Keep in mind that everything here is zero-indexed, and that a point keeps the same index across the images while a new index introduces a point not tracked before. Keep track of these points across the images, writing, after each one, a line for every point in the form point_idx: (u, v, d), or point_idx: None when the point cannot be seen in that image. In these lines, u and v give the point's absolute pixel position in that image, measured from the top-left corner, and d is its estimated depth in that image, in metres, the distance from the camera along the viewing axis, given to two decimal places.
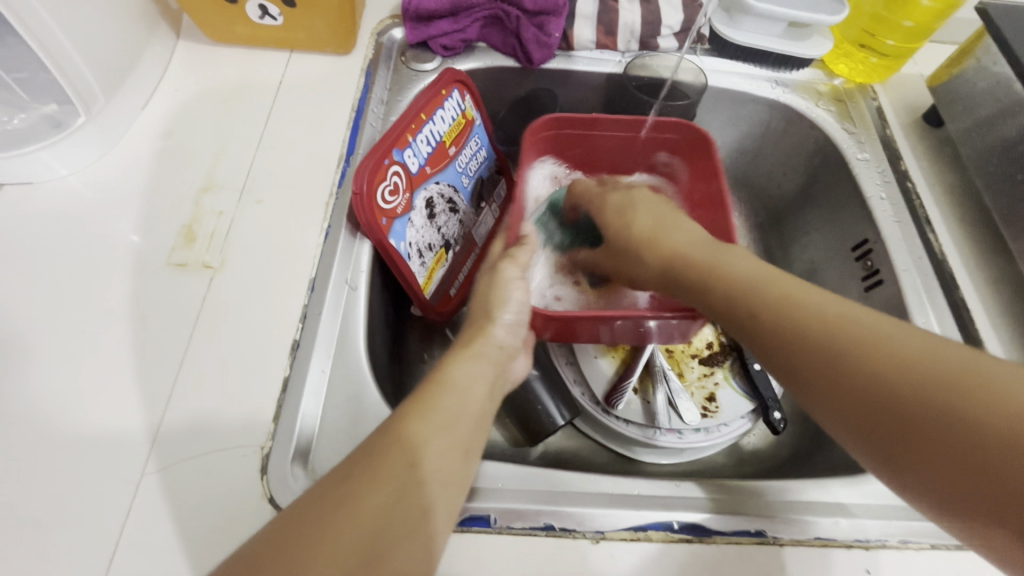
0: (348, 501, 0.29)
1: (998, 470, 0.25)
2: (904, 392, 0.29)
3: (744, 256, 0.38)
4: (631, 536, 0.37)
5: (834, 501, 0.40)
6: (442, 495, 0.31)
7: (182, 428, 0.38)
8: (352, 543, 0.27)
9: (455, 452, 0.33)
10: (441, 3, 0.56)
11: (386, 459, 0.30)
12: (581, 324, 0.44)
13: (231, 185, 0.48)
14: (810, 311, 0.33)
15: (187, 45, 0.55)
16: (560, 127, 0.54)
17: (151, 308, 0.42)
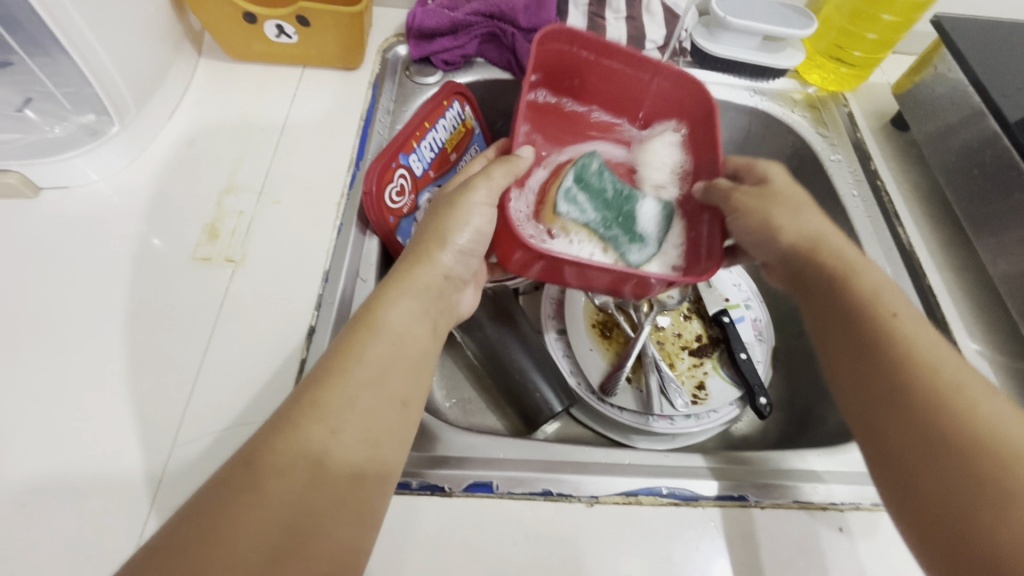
0: (289, 436, 0.31)
1: (952, 474, 0.30)
2: (911, 398, 0.33)
3: (874, 269, 0.40)
4: (623, 500, 0.40)
5: (813, 469, 0.44)
6: (367, 452, 0.33)
7: (209, 405, 0.41)
8: (279, 508, 0.30)
9: (381, 408, 0.35)
10: (441, 21, 0.61)
11: (300, 429, 0.32)
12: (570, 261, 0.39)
13: (250, 188, 0.51)
14: (884, 314, 0.37)
15: (208, 62, 0.60)
16: (568, 43, 0.48)
17: (178, 298, 0.45)
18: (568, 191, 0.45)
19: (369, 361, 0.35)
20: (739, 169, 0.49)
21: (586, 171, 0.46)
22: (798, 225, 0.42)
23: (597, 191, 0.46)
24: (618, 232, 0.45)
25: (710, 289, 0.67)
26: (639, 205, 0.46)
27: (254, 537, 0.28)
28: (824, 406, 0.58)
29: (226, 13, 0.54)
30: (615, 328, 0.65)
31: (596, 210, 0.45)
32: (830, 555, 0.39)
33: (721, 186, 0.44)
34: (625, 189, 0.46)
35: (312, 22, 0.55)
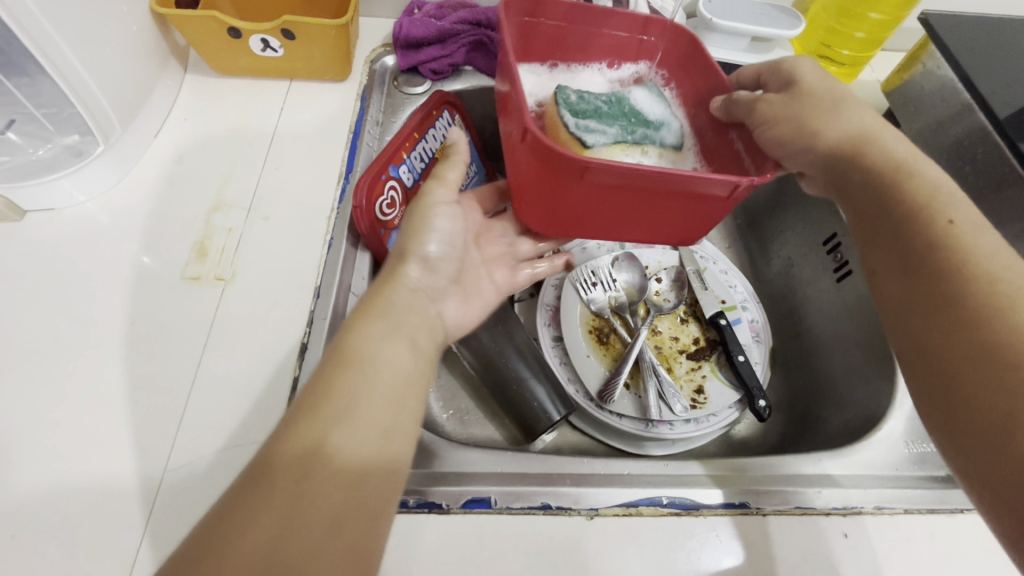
0: (267, 475, 0.30)
1: (992, 379, 0.31)
2: (959, 297, 0.34)
3: (934, 169, 0.40)
4: (623, 511, 0.39)
5: (828, 473, 0.44)
6: (349, 492, 0.31)
7: (201, 427, 0.40)
8: (250, 562, 0.27)
9: (368, 438, 0.33)
10: (429, 31, 0.61)
11: (275, 469, 0.30)
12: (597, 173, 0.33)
13: (239, 205, 0.51)
14: (939, 220, 0.37)
15: (195, 78, 0.59)
16: (534, 16, 0.43)
17: (167, 319, 0.45)
18: (581, 126, 0.38)
19: (350, 381, 0.34)
20: (761, 74, 0.46)
21: (568, 100, 0.39)
22: (839, 129, 0.41)
23: (595, 110, 0.39)
24: (642, 134, 0.40)
25: (706, 291, 0.66)
26: (632, 102, 0.42)
27: (249, 570, 0.27)
28: (825, 406, 0.57)
29: (211, 29, 0.53)
30: (612, 334, 0.65)
31: (612, 124, 0.39)
32: (835, 562, 0.39)
33: (744, 98, 0.40)
34: (609, 96, 0.41)
35: (298, 36, 0.54)
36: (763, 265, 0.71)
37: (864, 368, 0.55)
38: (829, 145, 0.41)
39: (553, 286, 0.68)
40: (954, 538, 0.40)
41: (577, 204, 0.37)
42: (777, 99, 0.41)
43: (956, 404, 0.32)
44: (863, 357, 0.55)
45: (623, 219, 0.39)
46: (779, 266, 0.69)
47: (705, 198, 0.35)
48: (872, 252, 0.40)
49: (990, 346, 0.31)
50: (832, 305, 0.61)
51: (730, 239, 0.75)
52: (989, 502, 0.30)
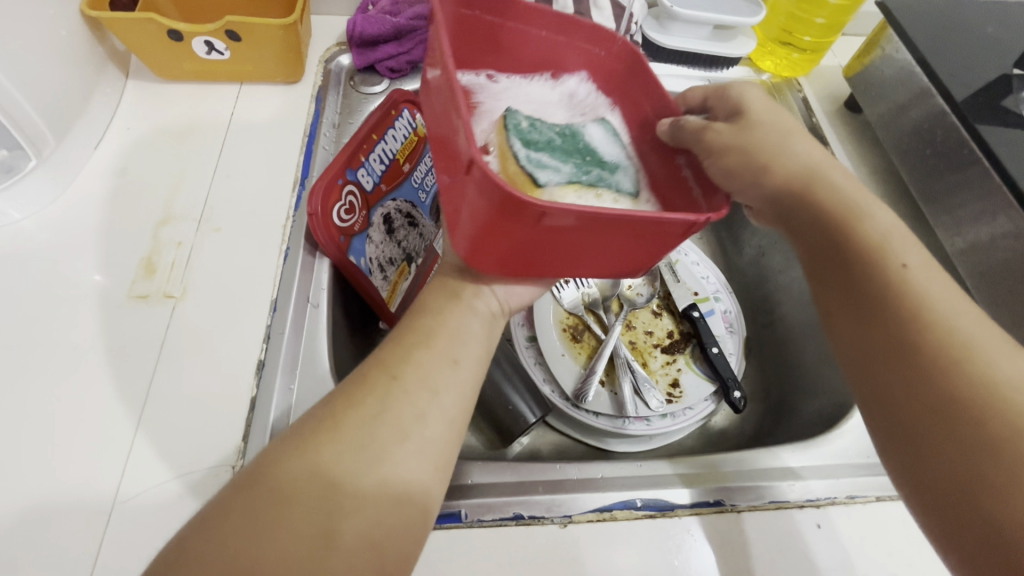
0: (348, 407, 0.32)
1: (961, 442, 0.30)
2: (919, 354, 0.32)
3: (884, 210, 0.38)
4: (597, 517, 0.39)
5: (788, 466, 0.43)
6: (420, 430, 0.32)
7: (153, 454, 0.38)
8: (309, 489, 0.28)
9: (444, 381, 0.34)
10: (383, 28, 0.58)
11: (363, 397, 0.32)
12: (545, 218, 0.27)
13: (189, 217, 0.49)
14: (892, 265, 0.35)
15: (137, 85, 0.56)
16: (466, 9, 0.35)
17: (112, 342, 0.42)
18: (530, 157, 0.34)
19: (433, 378, 0.34)
20: (707, 98, 0.42)
21: (519, 126, 0.36)
22: (789, 162, 0.38)
23: (546, 143, 0.36)
24: (597, 171, 0.36)
25: (678, 284, 0.66)
26: (587, 137, 0.38)
27: (309, 494, 0.28)
28: (799, 395, 0.57)
29: (149, 32, 0.51)
30: (586, 331, 0.64)
31: (564, 160, 0.35)
32: (809, 553, 0.39)
33: (692, 124, 0.35)
34: (563, 129, 0.38)
35: (243, 37, 0.52)
36: (735, 255, 0.71)
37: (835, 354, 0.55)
38: (777, 184, 0.38)
39: None
40: None
41: (510, 247, 0.31)
42: (724, 127, 0.37)
43: (922, 461, 0.31)
44: None
45: (562, 261, 0.33)
46: (751, 256, 0.69)
47: (661, 232, 0.30)
48: (825, 297, 0.38)
49: (955, 403, 0.30)
50: (802, 293, 0.61)
51: (701, 230, 0.75)
52: (962, 564, 0.29)
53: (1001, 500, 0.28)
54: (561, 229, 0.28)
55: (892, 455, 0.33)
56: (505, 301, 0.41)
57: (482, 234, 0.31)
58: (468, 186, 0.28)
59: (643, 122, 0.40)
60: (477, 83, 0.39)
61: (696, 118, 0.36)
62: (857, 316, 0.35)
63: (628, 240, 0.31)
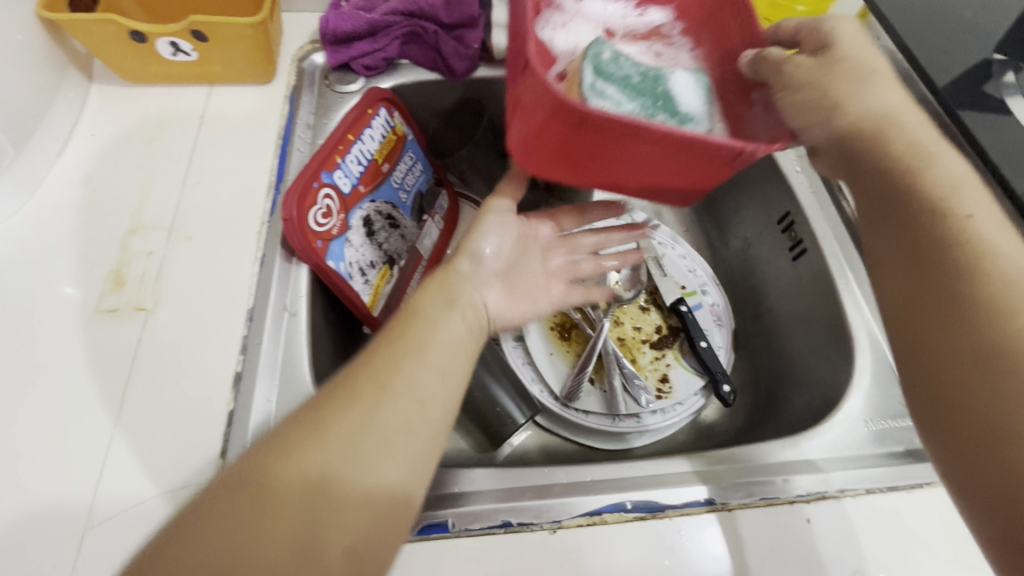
0: (332, 415, 0.32)
1: (996, 389, 0.30)
2: (964, 301, 0.32)
3: (950, 161, 0.37)
4: (588, 521, 0.38)
5: (811, 459, 0.43)
6: (404, 444, 0.32)
7: (128, 475, 0.37)
8: (290, 504, 0.29)
9: (430, 394, 0.35)
10: (358, 24, 0.57)
11: (348, 405, 0.32)
12: (592, 124, 0.30)
13: (159, 225, 0.47)
14: (956, 215, 0.35)
15: (101, 89, 0.54)
16: None
17: (81, 358, 0.41)
18: (596, 86, 0.35)
19: (422, 385, 0.35)
20: (800, 30, 0.41)
21: (601, 58, 0.36)
22: (859, 111, 0.38)
23: (625, 77, 0.36)
24: (664, 117, 0.36)
25: (666, 278, 0.65)
26: (669, 81, 0.38)
27: (291, 510, 0.29)
28: (790, 386, 0.57)
29: (111, 33, 0.49)
30: (574, 329, 0.63)
31: (631, 99, 0.35)
32: (800, 549, 0.39)
33: (774, 55, 0.37)
34: (648, 69, 0.37)
35: (210, 37, 0.50)
36: (721, 246, 0.71)
37: (823, 344, 0.54)
38: (846, 124, 0.38)
39: None
40: (917, 512, 0.41)
41: (567, 156, 0.34)
42: (804, 62, 0.37)
43: (952, 406, 0.32)
44: (823, 332, 0.55)
45: (614, 176, 0.35)
46: (737, 247, 0.68)
47: (710, 156, 0.31)
48: (880, 243, 0.38)
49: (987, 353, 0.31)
50: (790, 282, 0.60)
51: (688, 223, 0.75)
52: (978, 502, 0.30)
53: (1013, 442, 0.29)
54: (611, 139, 0.31)
55: (919, 396, 0.34)
56: (494, 315, 0.44)
57: (543, 146, 0.34)
58: (529, 90, 0.31)
59: (730, 54, 0.41)
60: (557, 15, 0.41)
61: (778, 52, 0.37)
62: (913, 268, 0.35)
63: (678, 162, 0.33)
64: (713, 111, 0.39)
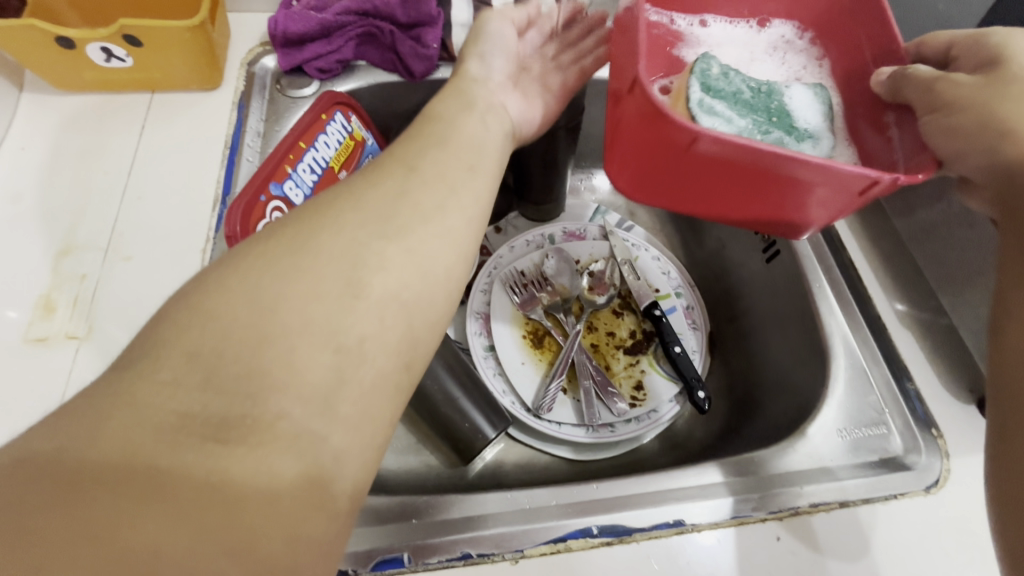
0: (231, 287, 0.27)
1: None
2: None
3: None
4: (551, 549, 0.37)
5: (825, 465, 0.43)
6: (314, 311, 0.27)
7: None
8: (157, 412, 0.23)
9: (354, 250, 0.29)
10: (309, 25, 0.54)
11: (252, 277, 0.27)
12: (699, 142, 0.29)
13: (94, 245, 0.44)
14: None
15: (32, 98, 0.51)
16: None
17: (9, 393, 0.38)
18: (706, 101, 0.34)
19: (389, 269, 0.29)
20: (953, 46, 0.38)
21: (708, 72, 0.35)
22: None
23: (734, 93, 0.36)
24: (779, 134, 0.35)
25: (639, 281, 0.63)
26: (787, 99, 0.37)
27: (157, 419, 0.23)
28: (766, 391, 0.56)
29: (34, 38, 0.45)
30: (546, 337, 0.61)
31: (743, 115, 0.35)
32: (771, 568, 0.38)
33: (920, 74, 0.33)
34: (761, 85, 0.37)
35: (144, 41, 0.47)
36: (696, 247, 0.69)
37: (801, 348, 0.53)
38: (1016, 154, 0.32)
39: (481, 290, 0.63)
40: (887, 524, 0.40)
41: (664, 176, 0.33)
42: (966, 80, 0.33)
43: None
44: (801, 337, 0.53)
45: (713, 203, 0.34)
46: (712, 248, 0.67)
47: (812, 189, 0.30)
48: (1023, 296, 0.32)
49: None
50: (764, 284, 0.59)
51: (663, 224, 0.73)
52: None
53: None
54: (710, 163, 0.31)
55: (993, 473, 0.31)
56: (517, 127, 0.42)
57: (642, 161, 0.34)
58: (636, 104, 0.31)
59: (858, 71, 0.39)
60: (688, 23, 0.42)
61: (928, 69, 0.33)
62: None
63: (780, 191, 0.31)
64: (835, 128, 0.37)
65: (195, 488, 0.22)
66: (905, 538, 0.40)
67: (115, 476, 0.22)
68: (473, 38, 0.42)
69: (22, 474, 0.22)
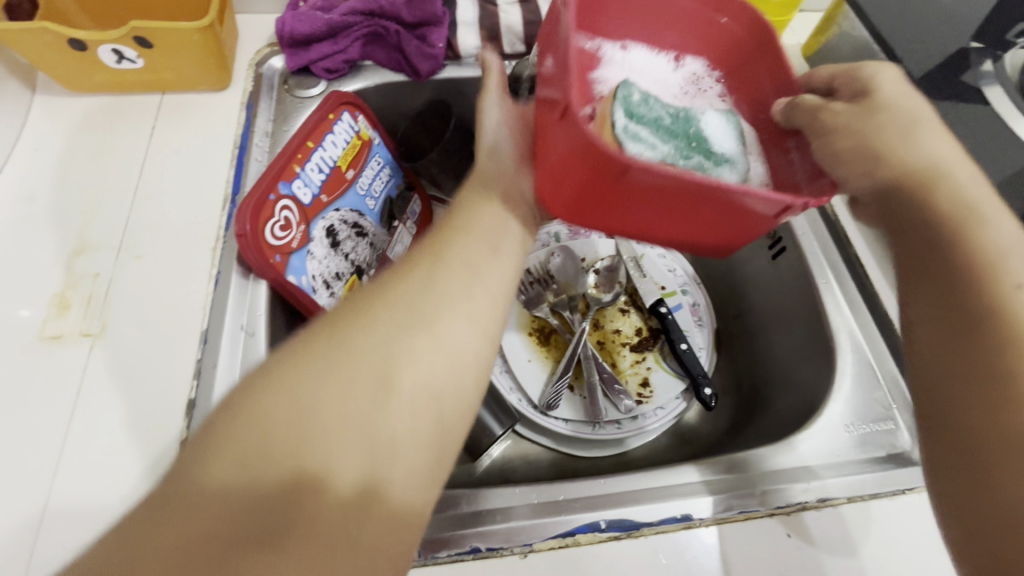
0: (321, 360, 0.29)
1: None
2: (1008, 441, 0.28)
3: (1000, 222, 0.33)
4: (559, 543, 0.37)
5: (807, 465, 0.42)
6: (392, 398, 0.29)
7: (76, 510, 0.35)
8: (251, 471, 0.26)
9: (432, 339, 0.31)
10: (315, 25, 0.55)
11: (342, 351, 0.29)
12: (628, 176, 0.25)
13: (107, 245, 0.45)
14: (1005, 287, 0.31)
15: (44, 101, 0.52)
16: None
17: (25, 389, 0.39)
18: (626, 129, 0.29)
19: (452, 346, 0.32)
20: (836, 76, 0.36)
21: (627, 98, 0.30)
22: (907, 154, 0.33)
23: (655, 120, 0.30)
24: (701, 160, 0.30)
25: (644, 278, 0.63)
26: (703, 122, 0.32)
27: (250, 483, 0.26)
28: (771, 387, 0.56)
29: (46, 41, 0.46)
30: (553, 334, 0.62)
31: (666, 141, 0.30)
32: (777, 562, 0.38)
33: (810, 101, 0.32)
34: (677, 109, 0.32)
35: (155, 43, 0.47)
36: None
37: (807, 345, 0.53)
38: (892, 175, 0.33)
39: None
40: (894, 519, 0.40)
41: (601, 207, 0.30)
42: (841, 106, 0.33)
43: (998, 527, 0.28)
44: (807, 333, 0.53)
45: (649, 225, 0.32)
46: None
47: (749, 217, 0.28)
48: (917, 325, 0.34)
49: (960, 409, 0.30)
50: (770, 281, 0.59)
51: None
52: None
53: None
54: (645, 195, 0.27)
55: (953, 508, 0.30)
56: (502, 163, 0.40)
57: (573, 188, 0.30)
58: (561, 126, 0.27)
59: (759, 103, 0.35)
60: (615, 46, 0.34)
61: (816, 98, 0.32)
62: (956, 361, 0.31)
63: (715, 215, 0.29)
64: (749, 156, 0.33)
65: (278, 534, 0.25)
66: (911, 532, 0.40)
67: (212, 532, 0.24)
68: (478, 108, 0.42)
69: (143, 514, 0.25)
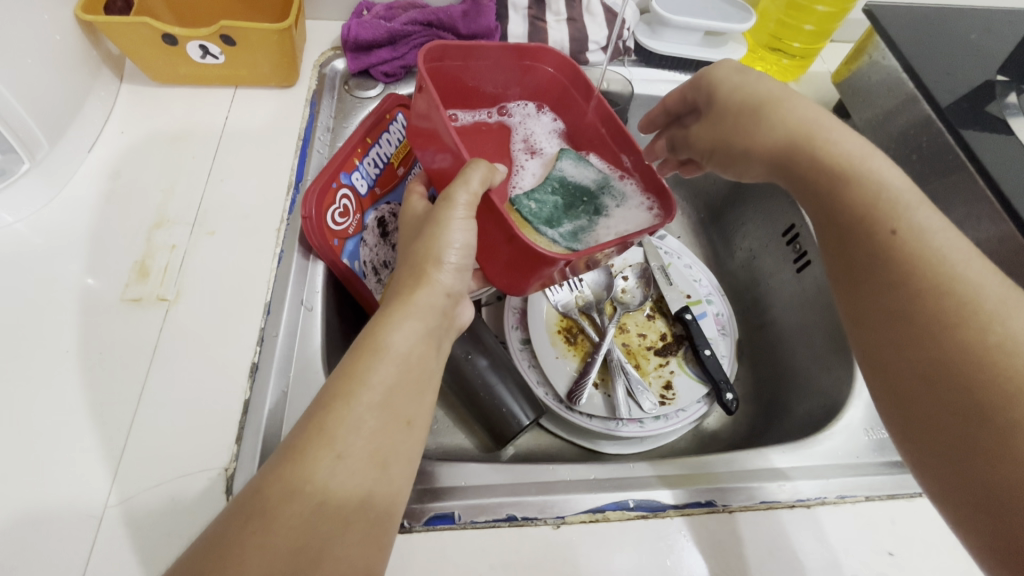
0: (256, 530, 0.29)
1: (988, 451, 0.28)
2: (934, 373, 0.31)
3: (887, 164, 0.37)
4: (589, 518, 0.39)
5: (776, 466, 0.44)
6: (347, 536, 0.31)
7: (149, 457, 0.39)
8: None
9: (367, 463, 0.32)
10: (378, 33, 0.58)
11: (269, 513, 0.30)
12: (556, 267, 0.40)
13: (183, 220, 0.49)
14: (881, 231, 0.34)
15: (130, 88, 0.57)
16: (437, 60, 0.43)
17: (108, 345, 0.43)
18: (563, 234, 0.43)
19: (386, 445, 0.33)
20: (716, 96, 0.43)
21: (534, 212, 0.43)
22: (789, 123, 0.39)
23: (554, 208, 0.44)
24: (599, 203, 0.45)
25: (671, 287, 0.66)
26: (567, 175, 0.46)
27: None
28: (790, 396, 0.58)
29: (143, 36, 0.51)
30: (580, 334, 0.63)
31: (577, 216, 0.44)
32: (797, 552, 0.39)
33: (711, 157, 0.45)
34: (552, 184, 0.45)
35: (238, 41, 0.52)
36: (727, 258, 0.72)
37: (825, 354, 0.56)
38: (773, 147, 0.39)
39: None
40: (916, 520, 0.41)
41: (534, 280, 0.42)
42: (739, 138, 0.41)
43: (933, 441, 0.31)
44: (826, 346, 0.56)
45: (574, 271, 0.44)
46: (742, 259, 0.70)
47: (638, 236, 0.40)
48: (829, 262, 0.38)
49: (871, 285, 0.35)
50: (794, 295, 0.62)
51: (693, 233, 0.75)
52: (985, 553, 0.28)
53: (992, 409, 0.28)
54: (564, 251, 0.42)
55: (916, 457, 0.32)
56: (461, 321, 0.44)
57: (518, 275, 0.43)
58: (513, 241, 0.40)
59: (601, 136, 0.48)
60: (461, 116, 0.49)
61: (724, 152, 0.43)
62: (853, 287, 0.36)
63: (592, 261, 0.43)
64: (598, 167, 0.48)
65: None
66: (929, 530, 0.41)
67: None
68: (436, 222, 0.39)
69: None
